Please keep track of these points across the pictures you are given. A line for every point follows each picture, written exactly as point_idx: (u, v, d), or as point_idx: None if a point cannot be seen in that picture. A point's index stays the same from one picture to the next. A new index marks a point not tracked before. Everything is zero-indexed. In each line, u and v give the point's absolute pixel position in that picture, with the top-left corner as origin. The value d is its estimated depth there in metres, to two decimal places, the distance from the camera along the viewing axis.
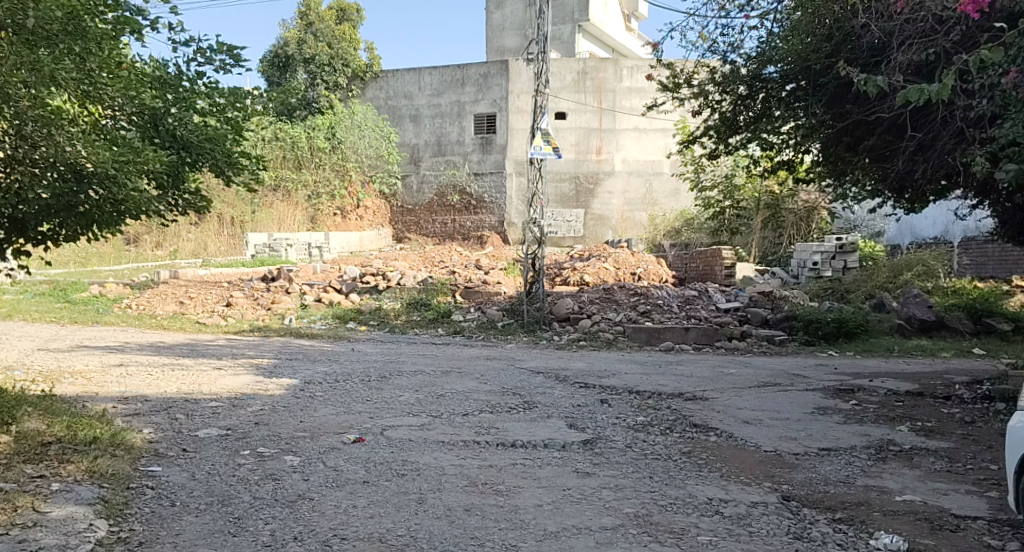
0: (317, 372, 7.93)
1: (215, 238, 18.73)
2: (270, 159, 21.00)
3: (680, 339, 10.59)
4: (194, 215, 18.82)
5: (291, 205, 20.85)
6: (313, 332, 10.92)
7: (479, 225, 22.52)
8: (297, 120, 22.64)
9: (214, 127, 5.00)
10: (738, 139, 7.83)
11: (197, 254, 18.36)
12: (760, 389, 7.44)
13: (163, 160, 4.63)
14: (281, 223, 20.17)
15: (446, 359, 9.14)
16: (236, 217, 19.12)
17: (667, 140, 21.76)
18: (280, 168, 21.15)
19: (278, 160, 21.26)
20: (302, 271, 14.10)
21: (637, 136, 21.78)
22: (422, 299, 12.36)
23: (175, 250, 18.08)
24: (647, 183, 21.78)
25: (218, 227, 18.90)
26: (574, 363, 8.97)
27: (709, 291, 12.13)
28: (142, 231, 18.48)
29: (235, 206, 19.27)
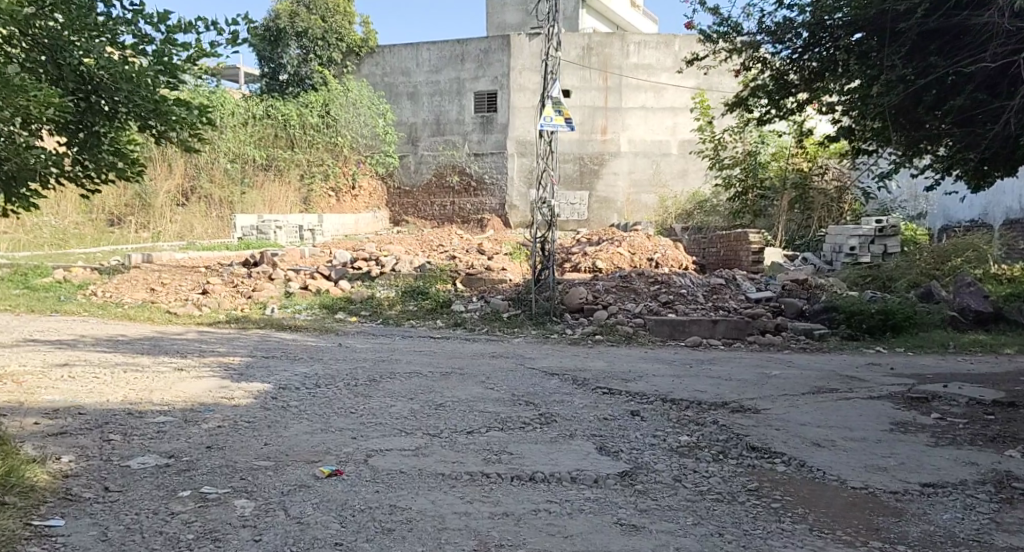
0: (294, 374, 6.81)
1: (201, 219, 17.50)
2: (260, 137, 19.77)
3: (708, 334, 9.46)
4: (179, 195, 17.62)
5: (283, 185, 19.61)
6: (298, 325, 9.77)
7: (480, 208, 21.35)
8: (289, 97, 21.35)
9: (133, 68, 4.30)
10: (793, 103, 6.66)
11: (183, 236, 17.06)
12: (816, 397, 6.31)
13: (57, 111, 4.00)
14: (272, 206, 18.99)
15: (447, 358, 7.98)
16: (225, 197, 18.00)
17: (675, 119, 20.59)
18: (270, 146, 19.93)
19: (267, 137, 20.02)
20: (288, 255, 12.93)
21: (644, 116, 20.55)
22: (419, 286, 11.22)
23: (159, 232, 16.74)
24: (655, 164, 20.61)
25: (205, 208, 17.71)
26: (592, 363, 7.83)
27: (736, 278, 10.98)
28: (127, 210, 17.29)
29: (223, 186, 18.11)
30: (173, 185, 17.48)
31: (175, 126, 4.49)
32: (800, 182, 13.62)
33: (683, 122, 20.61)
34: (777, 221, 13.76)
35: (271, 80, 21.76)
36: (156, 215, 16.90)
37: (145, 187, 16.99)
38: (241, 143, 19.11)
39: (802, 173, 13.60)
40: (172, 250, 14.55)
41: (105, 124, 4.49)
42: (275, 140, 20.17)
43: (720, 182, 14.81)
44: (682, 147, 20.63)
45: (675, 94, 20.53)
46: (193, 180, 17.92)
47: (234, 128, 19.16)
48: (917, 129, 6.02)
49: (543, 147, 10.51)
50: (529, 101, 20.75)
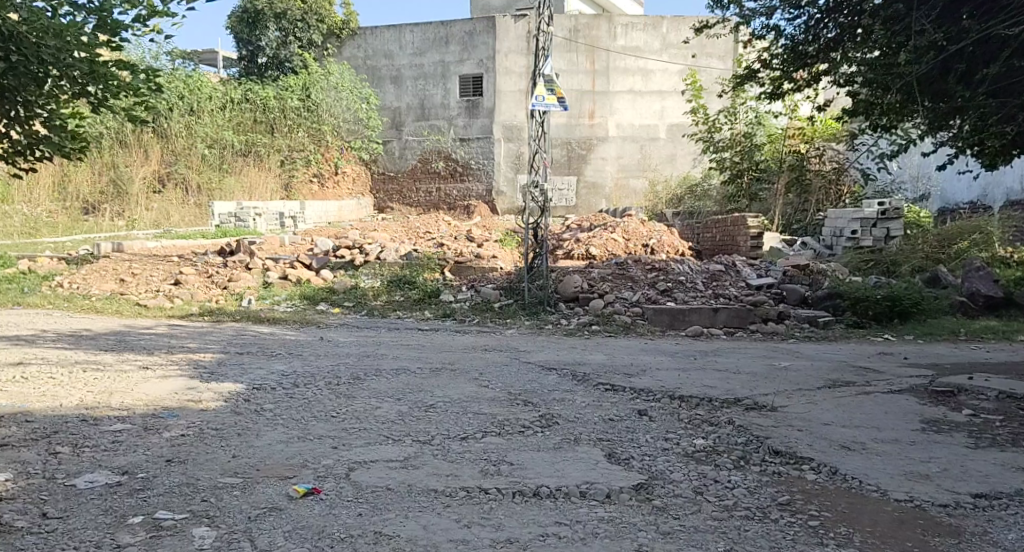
0: (270, 373, 6.29)
1: (179, 207, 16.84)
2: (238, 122, 19.03)
3: (709, 323, 9.03)
4: (156, 182, 16.98)
5: (263, 171, 18.90)
6: (276, 317, 9.26)
7: (466, 194, 20.82)
8: (268, 81, 20.66)
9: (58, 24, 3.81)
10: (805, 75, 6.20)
11: (159, 224, 16.42)
12: (834, 391, 5.86)
13: None
14: (252, 192, 18.34)
15: (435, 353, 7.48)
16: (203, 184, 17.39)
17: (663, 103, 20.07)
18: (249, 132, 19.18)
19: (247, 122, 19.29)
20: (267, 244, 12.36)
21: (632, 99, 20.02)
22: (405, 276, 10.70)
23: (134, 221, 16.07)
24: (642, 149, 20.12)
25: (183, 196, 17.07)
26: (590, 356, 7.35)
27: (737, 265, 10.51)
28: None
29: (201, 172, 17.49)
30: (149, 171, 16.82)
31: (115, 92, 4.09)
32: (798, 164, 13.20)
33: (672, 105, 20.09)
34: (774, 204, 13.32)
35: (249, 64, 21.12)
36: (133, 203, 16.30)
37: (120, 174, 16.36)
38: (219, 128, 18.37)
39: (800, 154, 13.19)
40: (146, 238, 13.96)
41: (35, 90, 4.02)
42: (255, 125, 19.44)
43: (714, 164, 14.36)
44: (671, 132, 20.14)
45: (663, 77, 20.00)
46: (170, 166, 17.28)
47: (212, 112, 18.53)
48: (945, 100, 5.51)
49: (534, 129, 10.00)
50: (515, 84, 20.22)
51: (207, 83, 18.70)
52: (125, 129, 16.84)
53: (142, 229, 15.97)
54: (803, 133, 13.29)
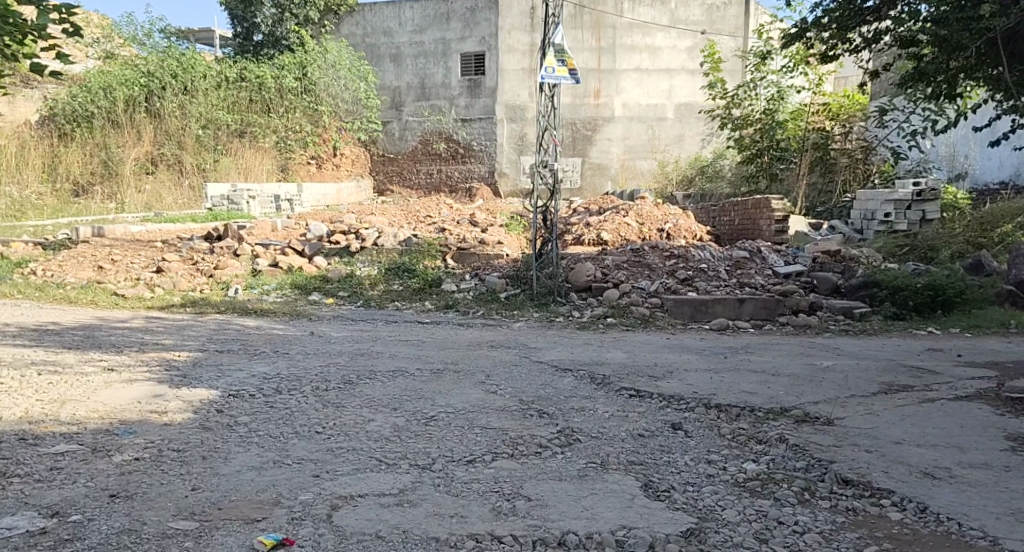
0: (248, 376, 5.57)
1: (172, 189, 16.02)
2: (233, 102, 17.94)
3: (734, 315, 8.31)
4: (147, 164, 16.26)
5: (260, 153, 17.82)
6: (265, 308, 8.53)
7: (468, 176, 20.05)
8: (263, 59, 19.73)
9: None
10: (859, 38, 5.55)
11: (152, 207, 15.64)
12: (892, 397, 5.14)
13: None
14: (247, 174, 17.10)
15: (436, 351, 6.78)
16: (197, 165, 16.52)
17: (671, 82, 19.13)
18: (245, 112, 18.09)
19: (241, 102, 18.14)
20: (258, 228, 11.58)
21: (639, 78, 19.09)
22: (404, 263, 9.96)
23: (123, 203, 15.35)
24: (650, 129, 19.23)
25: (176, 178, 16.27)
26: (607, 355, 6.62)
27: (762, 251, 9.75)
28: (90, 179, 15.95)
29: (196, 153, 16.69)
30: (141, 153, 16.39)
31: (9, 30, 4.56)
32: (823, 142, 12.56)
33: (681, 84, 19.14)
34: (797, 185, 12.61)
35: (244, 41, 20.15)
36: (124, 184, 15.77)
37: (111, 156, 16.09)
38: (213, 108, 17.41)
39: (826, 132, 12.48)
40: (131, 222, 13.23)
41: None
42: (250, 105, 18.29)
43: (732, 143, 13.63)
44: (680, 112, 19.19)
45: (671, 55, 19.04)
46: (161, 147, 16.72)
47: (206, 92, 17.61)
48: None
49: (544, 105, 9.25)
50: (518, 62, 19.25)
51: (200, 61, 17.94)
52: (117, 109, 16.77)
53: (130, 211, 15.27)
54: (829, 109, 12.59)
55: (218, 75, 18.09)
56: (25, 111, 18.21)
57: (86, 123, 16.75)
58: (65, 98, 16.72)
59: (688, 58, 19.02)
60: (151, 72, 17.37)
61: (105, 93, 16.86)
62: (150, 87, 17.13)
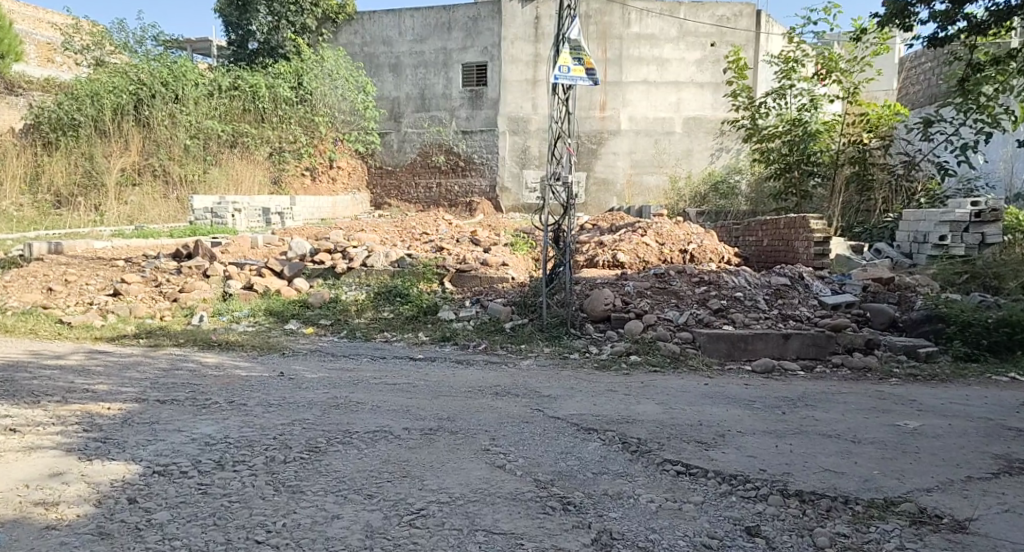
0: (184, 441, 4.36)
1: (157, 201, 14.80)
2: (224, 111, 16.70)
3: (778, 353, 7.18)
4: (132, 174, 15.12)
5: (251, 163, 16.46)
6: (233, 340, 7.33)
7: (469, 191, 18.88)
8: (257, 70, 18.44)
9: None
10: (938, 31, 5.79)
11: (133, 219, 14.39)
12: (1020, 482, 3.98)
13: None
14: (238, 184, 15.69)
15: (430, 401, 5.58)
16: (186, 176, 15.31)
17: (679, 95, 17.92)
18: (237, 122, 16.84)
19: (233, 112, 16.88)
20: (234, 245, 10.30)
21: (646, 91, 17.93)
22: (395, 287, 8.75)
23: (104, 214, 14.18)
24: (658, 143, 18.01)
25: (164, 191, 15.14)
26: (637, 409, 5.41)
27: (804, 277, 8.57)
28: (70, 188, 14.80)
29: (184, 164, 15.50)
30: (127, 162, 15.19)
31: None
32: (861, 157, 11.40)
33: (689, 98, 17.93)
34: (831, 204, 11.55)
35: (239, 50, 19.01)
36: (106, 195, 14.62)
37: (95, 166, 14.93)
38: (204, 117, 16.21)
39: (862, 145, 11.44)
40: (102, 237, 12.10)
41: None
42: (243, 115, 17.08)
43: (759, 157, 12.43)
44: (688, 126, 17.96)
45: (680, 67, 17.87)
46: (149, 157, 15.55)
47: (196, 100, 16.33)
48: None
49: (557, 109, 8.11)
50: (522, 73, 18.13)
51: (194, 69, 16.73)
52: (103, 117, 15.62)
53: (109, 223, 14.07)
54: (866, 121, 11.32)
55: (211, 82, 16.84)
56: (7, 119, 17.17)
57: (72, 132, 15.72)
58: (50, 106, 15.77)
59: (697, 71, 17.86)
60: (142, 77, 16.15)
61: (91, 101, 15.76)
62: (139, 95, 15.85)
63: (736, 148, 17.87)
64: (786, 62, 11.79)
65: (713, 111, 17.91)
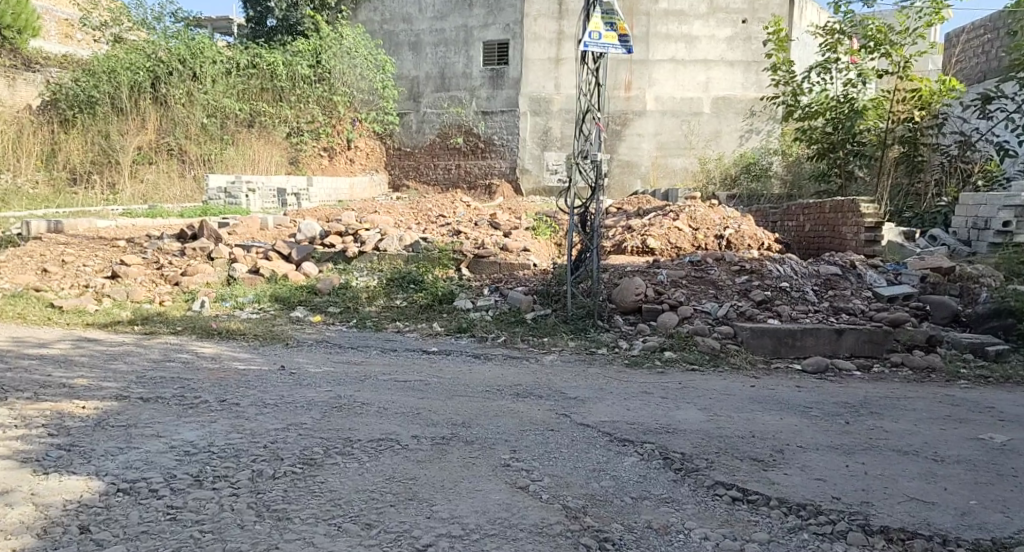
0: (160, 449, 3.81)
1: (172, 180, 14.24)
2: (242, 89, 16.03)
3: (830, 351, 6.68)
4: (148, 153, 14.61)
5: (268, 144, 15.81)
6: (234, 328, 6.76)
7: (489, 173, 17.58)
8: (276, 48, 17.69)
9: None
10: None
11: (148, 198, 13.91)
12: None
13: None
14: (255, 166, 15.08)
15: (445, 403, 4.99)
16: (203, 156, 14.79)
17: (708, 74, 16.97)
18: (254, 101, 16.21)
19: (251, 91, 16.21)
20: (243, 226, 9.72)
21: (674, 69, 16.96)
22: (409, 273, 8.15)
23: (117, 194, 13.65)
24: (686, 124, 17.07)
25: (181, 170, 14.59)
26: (676, 416, 4.81)
27: (856, 266, 7.95)
28: (86, 166, 14.34)
29: (201, 142, 14.98)
30: (144, 140, 14.69)
31: None
32: (913, 137, 10.92)
33: (718, 77, 16.97)
34: (879, 187, 11.16)
35: (257, 26, 18.44)
36: (120, 173, 14.13)
37: (112, 144, 14.42)
38: (222, 96, 15.61)
39: (913, 124, 10.87)
40: (112, 217, 11.60)
41: None
42: (261, 94, 16.35)
43: (801, 135, 12.03)
44: (717, 106, 17.00)
45: (709, 45, 16.90)
46: (167, 136, 15.04)
47: (214, 78, 15.70)
48: None
49: (586, 79, 7.45)
50: (544, 52, 16.79)
51: (212, 45, 16.00)
52: (121, 94, 15.11)
53: (123, 203, 13.56)
54: (918, 97, 10.68)
55: (229, 60, 16.07)
56: (25, 96, 16.75)
57: (90, 109, 15.24)
58: (68, 83, 15.36)
59: (728, 48, 16.89)
60: (159, 56, 15.54)
61: (108, 77, 15.21)
62: (156, 72, 15.35)
63: (768, 129, 16.94)
64: (832, 34, 11.24)
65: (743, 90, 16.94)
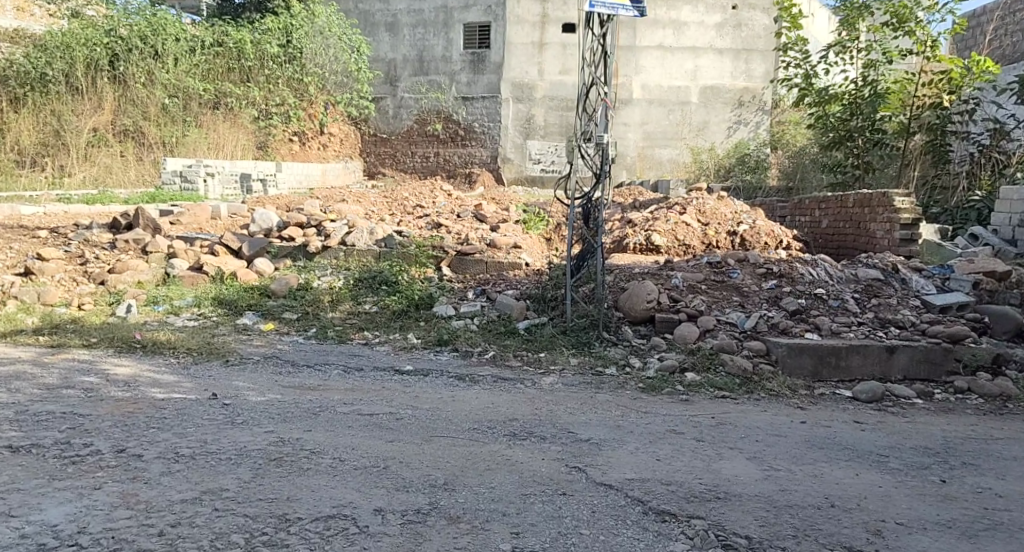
0: (3, 540, 2.87)
1: (128, 165, 12.73)
2: (207, 69, 14.13)
3: (880, 373, 5.61)
4: (101, 133, 13.06)
5: (235, 127, 13.93)
6: (163, 340, 5.51)
7: (470, 161, 15.98)
8: (246, 23, 16.07)
9: None
10: None
11: (101, 181, 12.50)
12: None
13: None
14: (220, 150, 13.45)
15: (419, 449, 3.83)
16: (163, 138, 13.22)
17: (696, 62, 15.22)
18: (220, 81, 14.27)
19: (215, 71, 14.29)
20: (189, 216, 8.40)
21: (662, 57, 15.20)
22: (379, 272, 6.98)
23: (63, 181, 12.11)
24: (673, 115, 15.35)
25: (140, 155, 13.07)
26: (723, 471, 3.70)
27: (900, 270, 6.91)
28: (31, 148, 12.81)
29: (161, 124, 13.36)
30: (100, 121, 13.17)
31: None
32: (939, 123, 9.94)
33: (707, 65, 15.24)
34: (904, 180, 10.35)
35: (224, 2, 17.06)
36: (71, 156, 12.64)
37: (64, 125, 12.94)
38: (185, 75, 13.80)
39: (941, 109, 9.84)
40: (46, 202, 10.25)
41: None
42: (226, 74, 14.42)
43: (815, 122, 10.95)
44: (706, 96, 15.31)
45: (698, 32, 15.16)
46: (125, 116, 13.43)
47: (177, 57, 13.91)
48: None
49: (591, 48, 6.25)
50: (528, 36, 15.40)
51: (176, 21, 14.18)
52: (75, 72, 13.47)
53: (70, 188, 12.06)
54: (947, 80, 9.55)
55: (193, 38, 14.25)
56: None
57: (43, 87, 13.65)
58: (16, 57, 13.70)
59: (719, 34, 15.16)
60: (120, 33, 13.83)
61: (62, 53, 13.56)
62: (115, 49, 13.63)
63: (757, 121, 15.41)
64: (852, 10, 10.19)
65: (735, 79, 15.28)
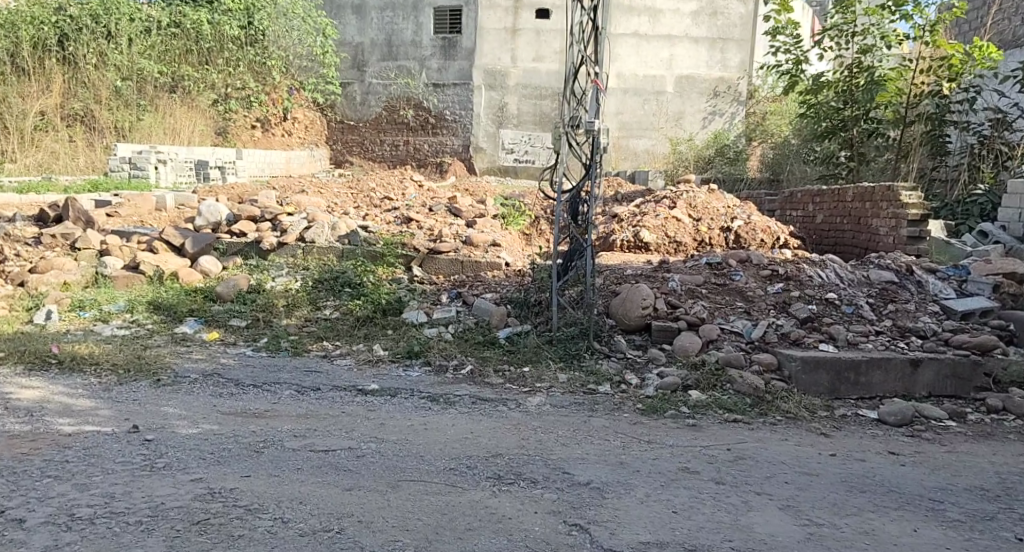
0: None
1: (77, 152, 11.67)
2: (163, 50, 12.93)
3: (904, 389, 4.98)
4: (46, 117, 11.97)
5: (194, 112, 12.97)
6: (85, 355, 4.72)
7: (439, 151, 15.22)
8: None
9: None
10: None
11: (47, 169, 11.51)
12: None
13: None
14: (176, 136, 12.45)
15: (385, 501, 3.12)
16: (116, 123, 12.17)
17: (672, 50, 14.53)
18: (178, 64, 13.10)
19: (173, 53, 13.09)
20: (127, 207, 7.56)
21: (637, 46, 14.47)
22: (342, 273, 6.22)
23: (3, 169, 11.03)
24: (649, 105, 14.68)
25: (91, 142, 12.03)
26: (755, 529, 3.07)
27: (915, 272, 6.29)
28: None
29: (115, 110, 12.26)
30: (48, 104, 12.03)
31: None
32: (939, 113, 9.40)
33: (683, 53, 14.57)
34: (902, 172, 9.65)
35: None
36: (11, 142, 11.54)
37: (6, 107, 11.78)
38: (139, 57, 12.56)
39: (940, 98, 9.29)
40: None
41: None
42: (185, 56, 13.28)
43: (806, 111, 10.38)
44: (681, 85, 14.64)
45: (674, 20, 14.45)
46: (73, 99, 12.31)
47: (131, 38, 12.68)
48: None
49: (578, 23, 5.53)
50: (500, 20, 14.61)
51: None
52: (21, 51, 12.11)
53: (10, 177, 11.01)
54: (947, 66, 8.95)
55: (148, 19, 12.89)
56: None
57: None
58: None
59: (696, 21, 14.46)
60: (69, 12, 12.45)
61: (5, 31, 12.16)
62: (64, 28, 12.29)
63: (733, 111, 14.73)
64: None
65: (709, 68, 14.59)
